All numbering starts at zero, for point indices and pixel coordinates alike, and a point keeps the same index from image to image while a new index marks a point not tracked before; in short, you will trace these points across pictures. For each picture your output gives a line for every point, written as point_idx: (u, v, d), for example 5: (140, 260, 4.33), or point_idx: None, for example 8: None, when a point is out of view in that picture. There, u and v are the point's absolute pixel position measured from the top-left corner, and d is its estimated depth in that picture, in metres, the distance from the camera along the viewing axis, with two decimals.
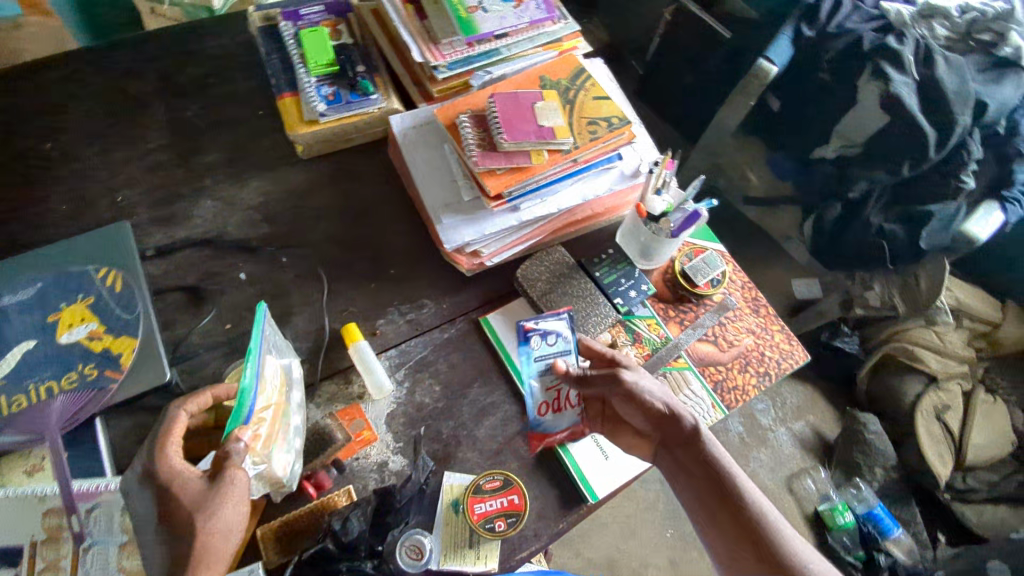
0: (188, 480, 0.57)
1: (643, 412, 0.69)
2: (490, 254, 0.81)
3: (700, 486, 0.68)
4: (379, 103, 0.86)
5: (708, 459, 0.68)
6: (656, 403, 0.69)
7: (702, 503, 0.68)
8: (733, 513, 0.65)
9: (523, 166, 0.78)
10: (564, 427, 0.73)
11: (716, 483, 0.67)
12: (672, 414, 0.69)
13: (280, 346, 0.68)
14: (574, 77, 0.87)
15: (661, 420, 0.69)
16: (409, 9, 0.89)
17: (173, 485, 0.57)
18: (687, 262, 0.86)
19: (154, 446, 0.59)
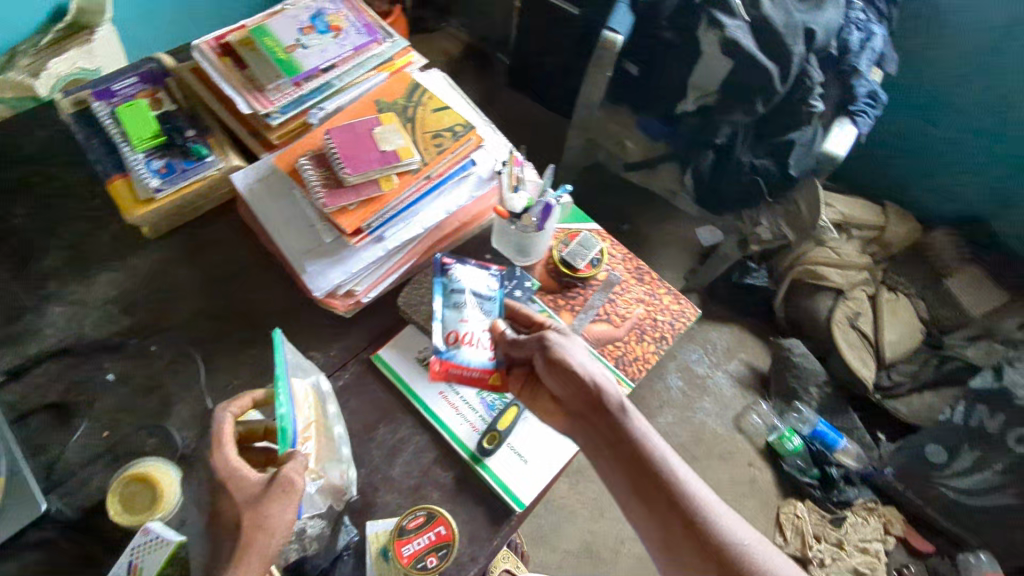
0: (245, 479, 0.60)
1: (570, 385, 0.67)
2: (364, 291, 0.79)
3: (627, 465, 0.65)
4: (217, 164, 0.83)
5: (633, 437, 0.65)
6: (584, 375, 0.67)
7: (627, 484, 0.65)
8: (657, 494, 0.63)
9: (375, 195, 0.77)
10: (478, 365, 0.72)
11: (644, 462, 0.64)
12: (601, 388, 0.67)
13: (302, 366, 0.70)
14: (410, 93, 0.86)
15: (589, 395, 0.67)
16: (227, 61, 0.86)
17: (231, 484, 0.60)
18: (564, 249, 0.87)
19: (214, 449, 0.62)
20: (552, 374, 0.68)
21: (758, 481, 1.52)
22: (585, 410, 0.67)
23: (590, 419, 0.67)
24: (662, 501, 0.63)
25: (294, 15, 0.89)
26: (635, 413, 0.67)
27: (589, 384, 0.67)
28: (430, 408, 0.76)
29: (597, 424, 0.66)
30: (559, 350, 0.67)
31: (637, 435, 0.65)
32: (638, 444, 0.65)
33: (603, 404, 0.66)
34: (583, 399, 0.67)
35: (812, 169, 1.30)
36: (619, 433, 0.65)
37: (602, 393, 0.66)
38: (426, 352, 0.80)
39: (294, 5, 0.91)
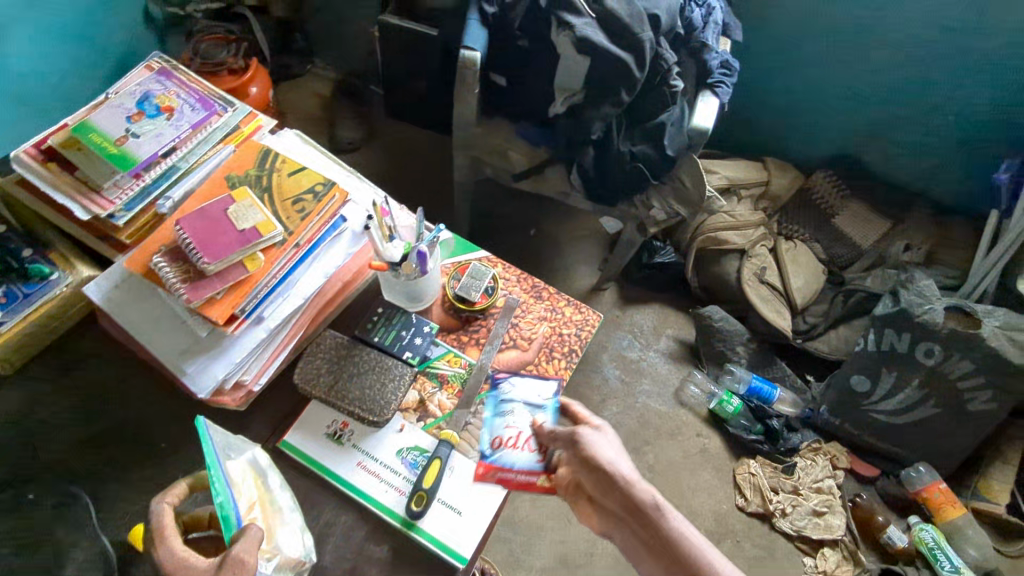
0: (194, 567, 0.54)
1: (598, 484, 0.63)
2: (254, 378, 0.75)
3: (664, 573, 0.58)
4: (65, 280, 0.78)
5: (676, 537, 0.59)
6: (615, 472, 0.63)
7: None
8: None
9: (242, 279, 0.73)
10: (519, 467, 0.72)
11: (683, 574, 0.57)
12: (630, 487, 0.61)
13: (237, 444, 0.66)
14: (261, 160, 0.82)
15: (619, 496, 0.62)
16: (53, 166, 0.79)
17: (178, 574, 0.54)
18: (456, 284, 0.86)
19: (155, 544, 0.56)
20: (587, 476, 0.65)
21: (710, 449, 1.53)
22: (618, 513, 0.62)
23: (621, 525, 0.62)
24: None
25: (120, 103, 0.84)
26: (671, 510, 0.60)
27: (618, 482, 0.62)
28: (351, 483, 0.73)
29: (627, 529, 0.61)
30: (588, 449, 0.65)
31: (673, 538, 0.59)
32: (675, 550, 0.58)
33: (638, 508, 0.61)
34: (615, 501, 0.62)
35: (687, 146, 1.33)
36: (653, 537, 0.59)
37: (632, 492, 0.61)
38: (335, 424, 0.76)
39: (117, 92, 0.85)
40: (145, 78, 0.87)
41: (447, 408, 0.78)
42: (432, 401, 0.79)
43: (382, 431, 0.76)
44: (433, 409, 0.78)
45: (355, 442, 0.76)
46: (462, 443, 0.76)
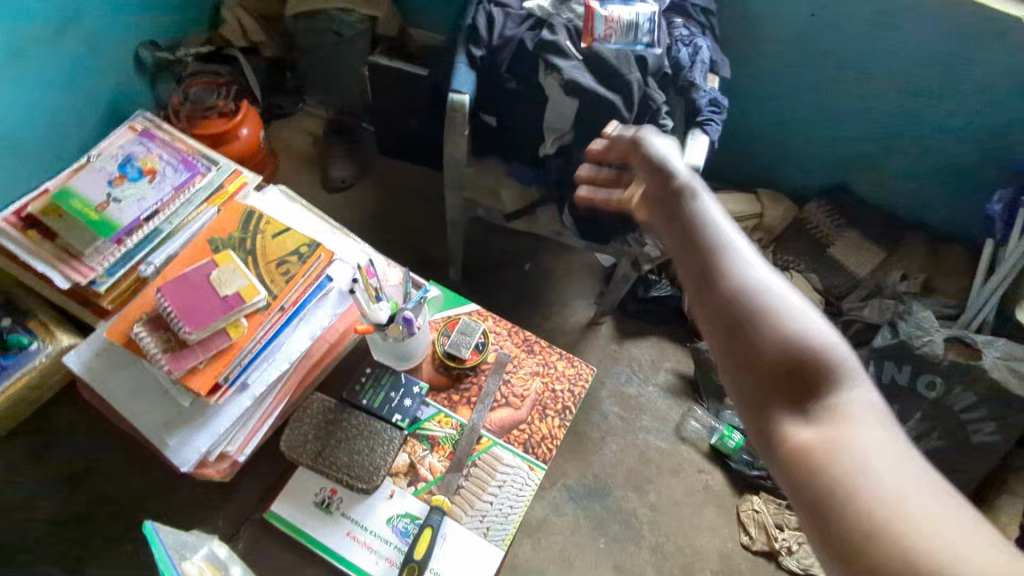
0: None
1: (652, 184, 0.66)
2: (239, 448, 0.72)
3: (686, 257, 0.56)
4: (45, 349, 0.84)
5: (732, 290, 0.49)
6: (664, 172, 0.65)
7: (690, 285, 0.53)
8: (714, 287, 0.50)
9: (225, 346, 0.72)
10: None
11: (719, 285, 0.50)
12: (705, 217, 0.58)
13: (197, 541, 0.62)
14: (245, 221, 0.81)
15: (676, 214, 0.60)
16: (34, 235, 0.78)
17: None
18: (445, 341, 0.84)
19: None
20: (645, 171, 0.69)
21: (713, 487, 1.45)
22: (678, 262, 0.57)
23: (674, 225, 0.60)
24: (721, 295, 0.50)
25: (102, 167, 0.84)
26: (731, 225, 0.56)
27: (687, 199, 0.61)
28: (339, 555, 0.71)
29: (672, 229, 0.59)
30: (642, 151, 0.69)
31: (694, 225, 0.57)
32: (723, 267, 0.52)
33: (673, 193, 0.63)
34: (667, 213, 0.62)
35: None
36: (692, 247, 0.55)
37: (697, 216, 0.58)
38: (323, 492, 0.73)
39: (101, 155, 0.86)
40: (129, 140, 0.88)
41: (439, 472, 0.75)
42: (423, 464, 0.76)
43: (372, 497, 0.74)
44: (425, 472, 0.75)
45: (344, 510, 0.73)
46: (455, 509, 0.74)
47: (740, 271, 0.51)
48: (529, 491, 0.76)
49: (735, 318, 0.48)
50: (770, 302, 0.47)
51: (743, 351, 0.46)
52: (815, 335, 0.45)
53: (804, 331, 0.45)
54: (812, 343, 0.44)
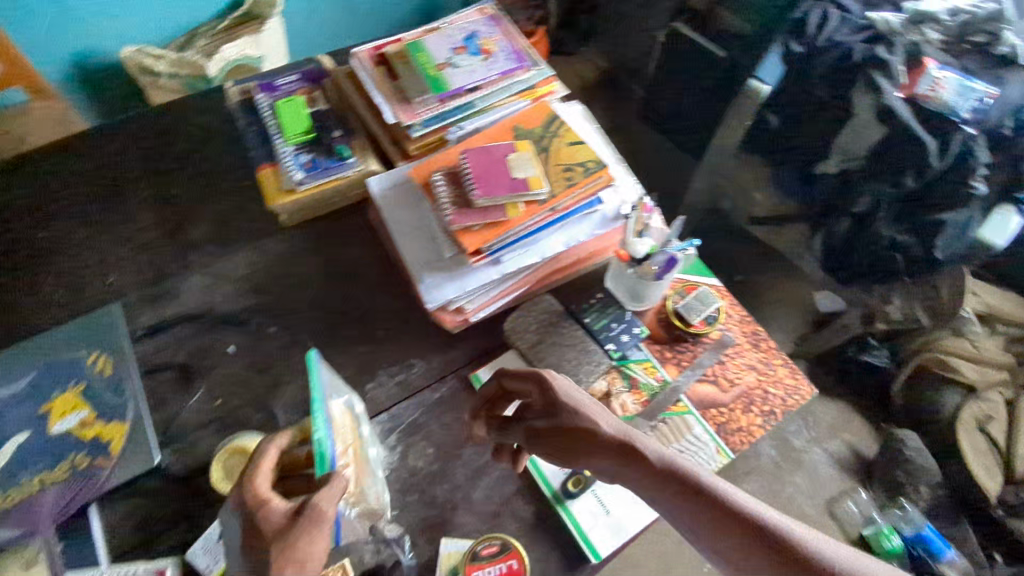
0: (271, 511, 0.56)
1: (557, 420, 0.66)
2: (474, 310, 0.80)
3: (679, 496, 0.59)
4: (356, 166, 0.86)
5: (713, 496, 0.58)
6: (572, 404, 0.67)
7: (694, 519, 0.58)
8: (723, 524, 0.56)
9: (500, 220, 0.77)
10: None
11: (722, 515, 0.57)
12: (628, 440, 0.63)
13: (341, 387, 0.71)
14: (549, 123, 0.85)
15: (609, 442, 0.64)
16: (380, 71, 0.89)
17: (258, 514, 0.56)
18: (679, 300, 0.84)
19: (246, 474, 0.59)
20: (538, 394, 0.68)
21: None
22: (654, 484, 0.61)
23: (619, 451, 0.63)
24: (735, 525, 0.56)
25: (449, 34, 0.90)
26: (656, 444, 0.64)
27: (609, 433, 0.64)
28: None
29: (630, 453, 0.63)
30: (554, 390, 0.67)
31: (653, 457, 0.62)
32: (706, 497, 0.58)
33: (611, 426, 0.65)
34: (596, 443, 0.64)
35: (961, 255, 1.16)
36: (681, 478, 0.60)
37: (633, 446, 0.63)
38: None
39: (452, 23, 0.92)
40: (478, 18, 0.93)
41: (629, 412, 0.77)
42: (617, 398, 0.78)
43: None
44: (617, 407, 0.77)
45: None
46: None
47: (716, 491, 0.58)
48: (707, 470, 0.75)
49: (755, 539, 0.55)
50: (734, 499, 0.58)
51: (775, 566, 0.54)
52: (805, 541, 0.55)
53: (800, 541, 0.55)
54: (822, 552, 0.54)
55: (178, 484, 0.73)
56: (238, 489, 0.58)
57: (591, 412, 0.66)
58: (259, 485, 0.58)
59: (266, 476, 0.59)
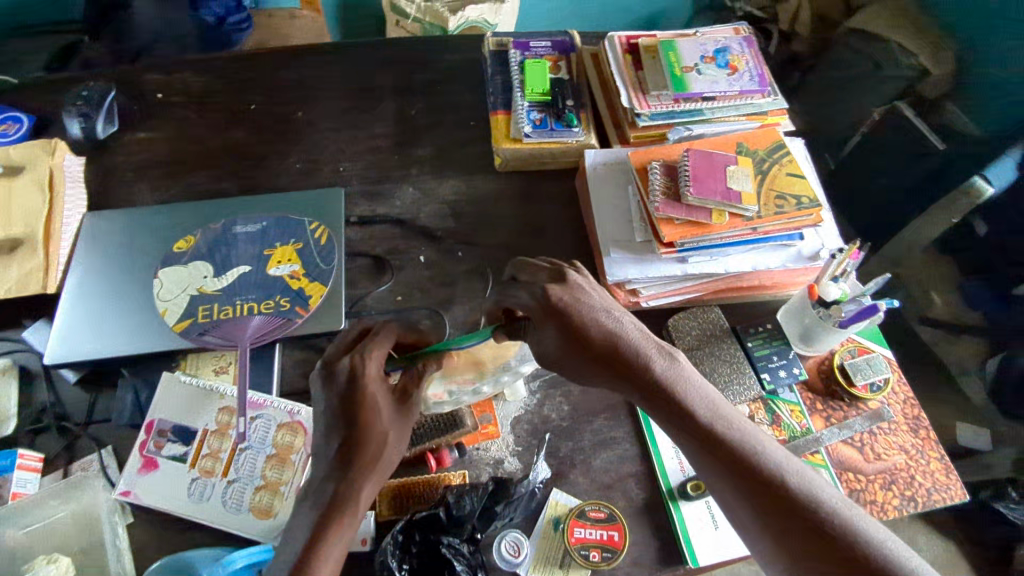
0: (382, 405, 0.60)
1: (571, 341, 0.61)
2: (648, 296, 0.83)
3: (711, 462, 0.57)
4: (579, 136, 0.92)
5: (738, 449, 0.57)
6: (595, 323, 0.61)
7: (725, 487, 0.56)
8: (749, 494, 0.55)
9: (702, 222, 0.80)
10: None
11: (751, 482, 0.55)
12: (669, 383, 0.60)
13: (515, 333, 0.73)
14: (773, 149, 0.87)
15: (642, 375, 0.60)
16: (628, 58, 0.94)
17: (370, 401, 0.59)
18: (847, 358, 0.82)
19: (366, 357, 0.61)
20: (544, 314, 0.62)
21: None
22: (689, 436, 0.58)
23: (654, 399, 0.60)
24: (765, 498, 0.54)
25: (702, 44, 0.94)
26: (694, 385, 0.60)
27: (636, 363, 0.60)
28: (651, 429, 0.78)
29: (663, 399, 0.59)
30: (569, 308, 0.61)
31: (690, 407, 0.59)
32: (742, 460, 0.56)
33: (629, 359, 0.60)
34: (632, 381, 0.60)
35: None
36: (712, 439, 0.57)
37: (664, 391, 0.60)
38: None
39: (705, 35, 0.96)
40: (732, 37, 0.96)
41: None
42: (755, 427, 0.78)
43: None
44: None
45: None
46: None
47: (754, 452, 0.56)
48: None
49: (786, 514, 0.53)
50: (765, 455, 0.56)
51: (798, 544, 0.52)
52: (843, 510, 0.53)
53: (835, 517, 0.52)
54: (860, 529, 0.52)
55: None
56: (351, 358, 0.61)
57: (623, 335, 0.61)
58: (372, 368, 0.61)
59: (381, 360, 0.63)
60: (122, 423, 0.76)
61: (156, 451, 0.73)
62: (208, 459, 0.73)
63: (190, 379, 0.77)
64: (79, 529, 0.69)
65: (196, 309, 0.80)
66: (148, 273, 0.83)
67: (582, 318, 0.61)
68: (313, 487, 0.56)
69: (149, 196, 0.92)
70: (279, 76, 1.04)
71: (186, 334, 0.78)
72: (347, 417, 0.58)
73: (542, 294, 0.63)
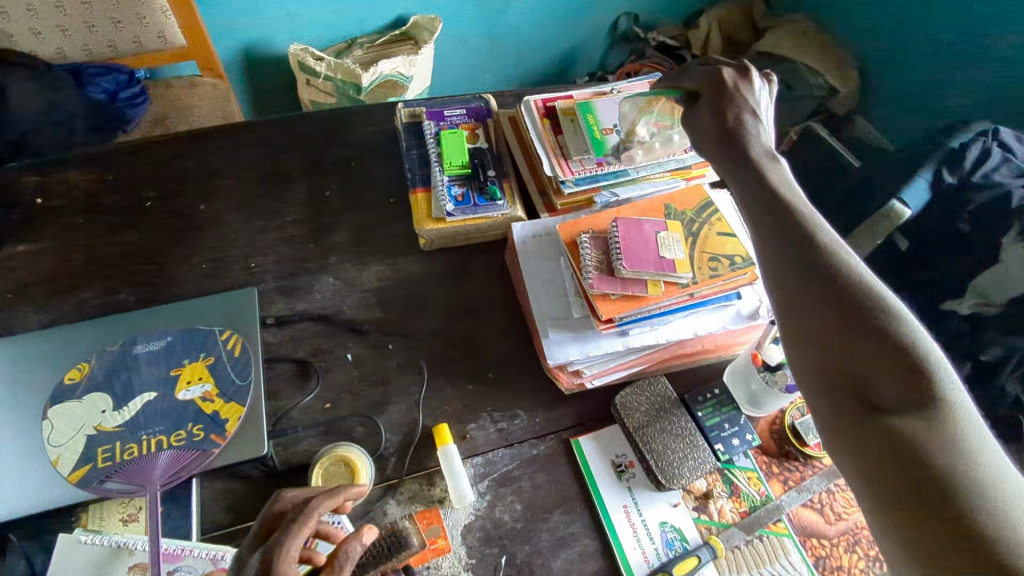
0: None
1: (736, 155, 0.65)
2: (592, 376, 0.80)
3: (767, 234, 0.59)
4: (504, 209, 0.89)
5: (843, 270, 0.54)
6: (743, 105, 0.68)
7: (866, 351, 0.50)
8: (842, 389, 0.51)
9: (638, 295, 0.77)
10: None
11: (851, 385, 0.50)
12: (800, 212, 0.59)
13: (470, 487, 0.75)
14: (700, 208, 0.85)
15: (792, 246, 0.56)
16: (546, 122, 0.91)
17: None
18: (797, 416, 0.81)
19: (283, 535, 0.50)
20: (713, 113, 0.69)
21: None
22: (761, 207, 0.61)
23: (800, 273, 0.55)
24: (897, 375, 0.48)
25: (620, 101, 0.93)
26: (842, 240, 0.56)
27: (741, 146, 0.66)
28: (610, 519, 0.74)
29: (793, 266, 0.56)
30: (728, 85, 0.69)
31: (829, 264, 0.54)
32: (881, 345, 0.50)
33: (780, 214, 0.59)
34: (776, 242, 0.58)
35: None
36: (847, 306, 0.52)
37: (796, 223, 0.58)
38: (623, 458, 0.78)
39: (622, 92, 0.95)
40: None
41: (725, 518, 0.75)
42: (715, 501, 0.76)
43: (660, 495, 0.76)
44: (713, 510, 0.75)
45: (630, 485, 0.77)
46: (723, 559, 0.72)
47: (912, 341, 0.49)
48: None
49: (920, 393, 0.47)
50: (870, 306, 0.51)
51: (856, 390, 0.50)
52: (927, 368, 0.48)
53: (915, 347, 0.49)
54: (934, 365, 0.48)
55: (277, 477, 0.75)
56: (262, 549, 0.50)
57: (746, 128, 0.66)
58: (287, 550, 0.50)
59: (298, 543, 0.50)
60: None
61: None
62: None
63: (92, 537, 0.68)
64: None
65: (95, 452, 0.71)
66: (34, 414, 0.73)
67: (738, 98, 0.68)
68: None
69: (36, 319, 0.83)
70: (175, 166, 0.96)
71: (83, 485, 0.69)
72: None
73: (728, 102, 0.68)
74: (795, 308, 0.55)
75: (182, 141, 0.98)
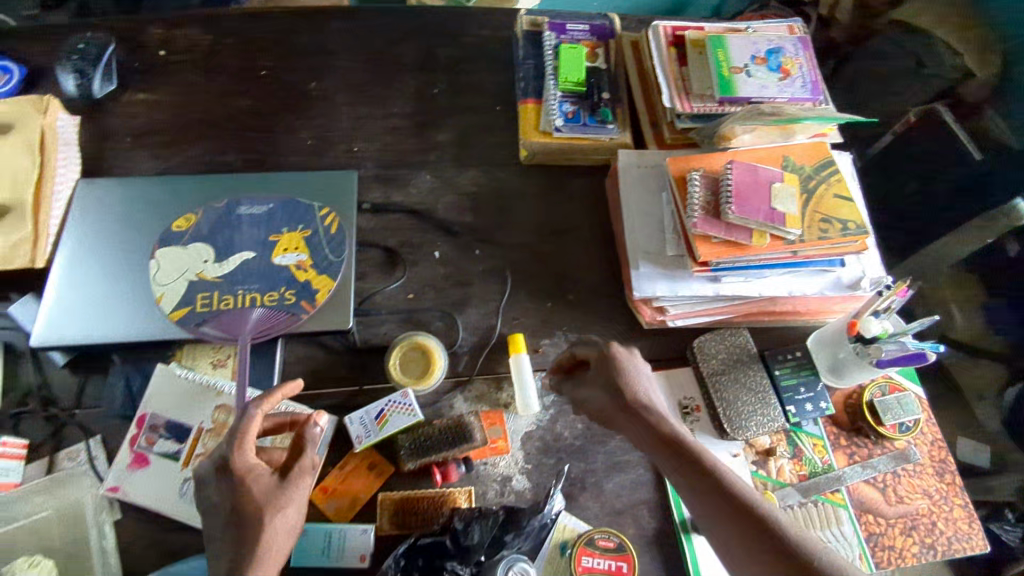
0: (257, 483, 0.56)
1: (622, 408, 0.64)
2: (675, 315, 0.79)
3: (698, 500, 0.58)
4: (613, 134, 0.86)
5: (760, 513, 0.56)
6: (632, 376, 0.65)
7: None
8: None
9: (741, 242, 0.74)
10: None
11: None
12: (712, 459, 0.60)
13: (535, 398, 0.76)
14: (820, 166, 0.81)
15: (703, 478, 0.58)
16: (672, 52, 0.86)
17: (249, 479, 0.56)
18: (877, 395, 0.78)
19: (230, 440, 0.57)
20: (601, 383, 0.66)
21: None
22: (685, 469, 0.59)
23: (739, 524, 0.55)
24: None
25: (755, 41, 0.87)
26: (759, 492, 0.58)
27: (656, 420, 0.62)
28: None
29: (706, 500, 0.57)
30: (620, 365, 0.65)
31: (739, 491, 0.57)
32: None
33: (679, 451, 0.60)
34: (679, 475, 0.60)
35: None
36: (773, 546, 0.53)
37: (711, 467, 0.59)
38: (690, 401, 0.78)
39: (758, 33, 0.89)
40: (787, 36, 0.89)
41: (783, 478, 0.75)
42: (775, 460, 0.75)
43: (720, 443, 0.76)
44: (772, 468, 0.75)
45: (693, 428, 0.77)
46: None
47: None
48: None
49: None
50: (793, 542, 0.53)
51: None
52: None
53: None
54: None
55: (356, 352, 0.78)
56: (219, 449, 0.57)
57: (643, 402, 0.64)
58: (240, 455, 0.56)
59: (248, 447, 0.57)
60: (112, 412, 0.73)
61: (147, 447, 0.70)
62: (202, 459, 0.70)
63: (186, 373, 0.73)
64: (65, 521, 0.66)
65: (195, 297, 0.75)
66: (144, 251, 0.77)
67: (626, 372, 0.65)
68: (214, 545, 0.54)
69: (151, 166, 0.87)
70: (292, 40, 0.96)
71: (183, 323, 0.73)
72: (236, 492, 0.55)
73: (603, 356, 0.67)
74: (728, 541, 0.56)
75: (300, 17, 0.98)
